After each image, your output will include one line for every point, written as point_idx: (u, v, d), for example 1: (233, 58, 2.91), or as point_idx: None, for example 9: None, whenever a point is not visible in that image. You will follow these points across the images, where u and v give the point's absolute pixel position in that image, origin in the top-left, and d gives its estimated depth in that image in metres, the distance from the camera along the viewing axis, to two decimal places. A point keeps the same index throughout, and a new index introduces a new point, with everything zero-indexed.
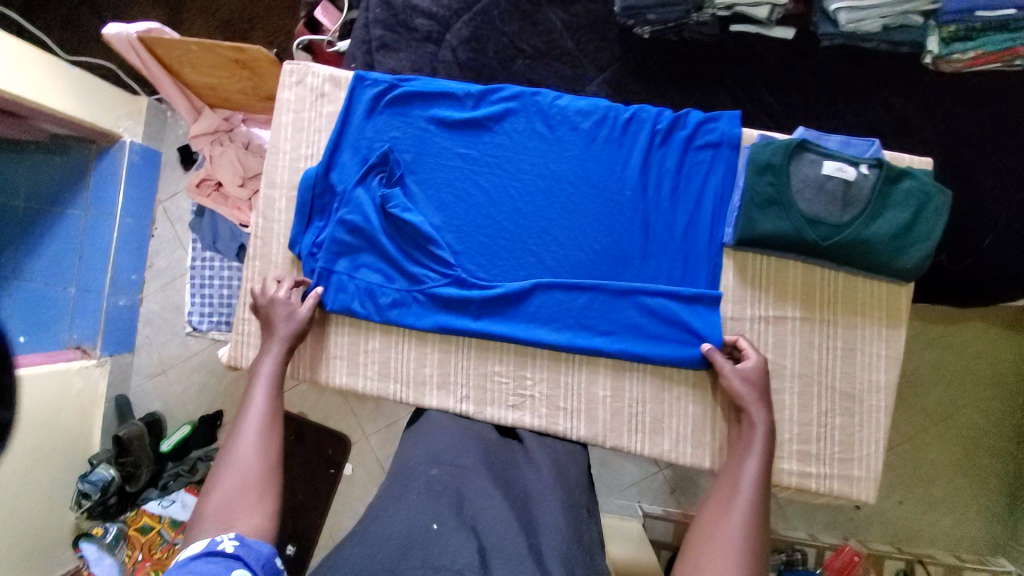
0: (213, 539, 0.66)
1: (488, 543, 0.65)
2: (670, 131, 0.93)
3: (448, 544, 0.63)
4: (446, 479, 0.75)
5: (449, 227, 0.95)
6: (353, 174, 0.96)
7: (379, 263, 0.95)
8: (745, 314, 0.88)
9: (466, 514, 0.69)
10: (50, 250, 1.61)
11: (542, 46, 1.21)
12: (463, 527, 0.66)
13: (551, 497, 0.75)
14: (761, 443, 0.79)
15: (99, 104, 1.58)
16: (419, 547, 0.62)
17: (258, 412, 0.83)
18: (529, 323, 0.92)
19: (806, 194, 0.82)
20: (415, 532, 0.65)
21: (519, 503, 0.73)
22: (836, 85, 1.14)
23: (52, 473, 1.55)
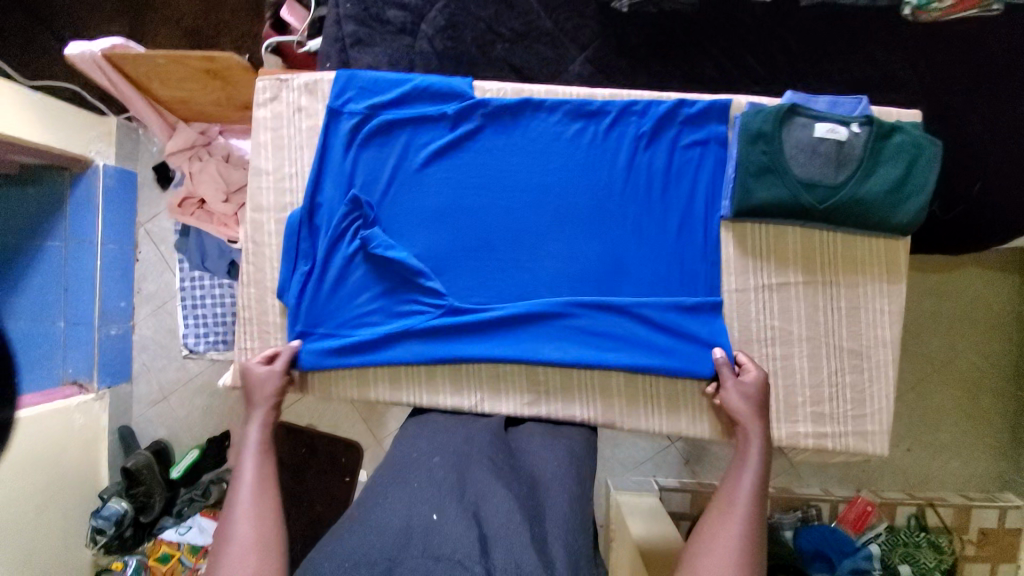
0: None
1: (490, 531, 0.62)
2: (656, 131, 0.86)
3: (449, 533, 0.61)
4: (450, 466, 0.73)
5: (438, 256, 0.89)
6: (337, 209, 0.90)
7: (373, 301, 0.90)
8: (749, 284, 0.86)
9: (468, 498, 0.67)
10: (35, 285, 1.57)
11: (520, 28, 1.18)
12: (463, 514, 0.64)
13: (558, 488, 0.73)
14: (754, 451, 0.74)
15: (66, 128, 1.53)
16: (418, 539, 0.61)
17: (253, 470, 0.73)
18: (532, 344, 0.88)
19: (801, 159, 0.80)
20: (415, 527, 0.62)
21: (524, 489, 0.71)
22: (819, 44, 1.13)
23: (64, 511, 1.54)
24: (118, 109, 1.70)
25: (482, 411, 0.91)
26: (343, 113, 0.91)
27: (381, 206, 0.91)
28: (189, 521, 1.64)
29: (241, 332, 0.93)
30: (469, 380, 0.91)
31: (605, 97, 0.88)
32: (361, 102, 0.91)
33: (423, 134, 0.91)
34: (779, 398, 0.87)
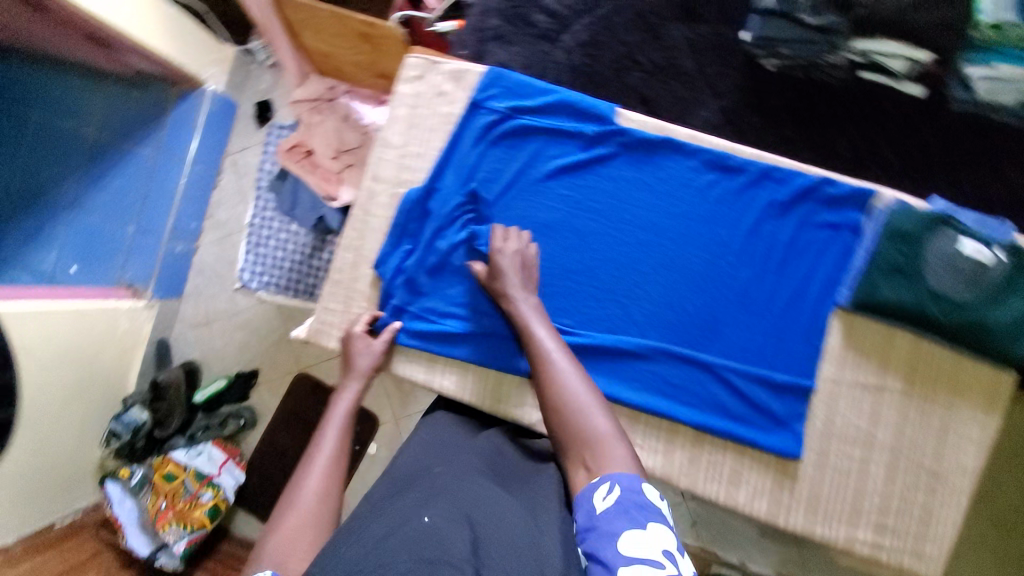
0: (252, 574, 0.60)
1: (481, 534, 0.61)
2: (793, 201, 0.83)
3: (441, 534, 0.59)
4: (448, 475, 0.72)
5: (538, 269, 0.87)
6: (454, 199, 0.89)
7: (461, 295, 0.89)
8: (842, 377, 0.79)
9: (463, 504, 0.65)
10: (114, 185, 1.64)
11: (660, 62, 1.17)
12: (457, 516, 0.63)
13: (555, 503, 0.70)
14: (541, 335, 0.76)
15: (190, 48, 1.58)
16: (411, 537, 0.59)
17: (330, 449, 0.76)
18: (604, 378, 0.82)
19: (937, 270, 0.77)
20: (408, 524, 0.61)
21: (522, 498, 0.71)
22: (962, 152, 1.08)
23: (88, 405, 1.54)
24: (238, 40, 1.75)
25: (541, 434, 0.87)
26: (482, 108, 0.91)
27: (495, 206, 0.90)
28: (199, 447, 1.63)
29: (327, 292, 0.93)
30: (532, 401, 0.88)
31: (746, 156, 0.85)
32: (503, 101, 0.91)
33: (555, 147, 0.90)
34: (846, 499, 0.78)
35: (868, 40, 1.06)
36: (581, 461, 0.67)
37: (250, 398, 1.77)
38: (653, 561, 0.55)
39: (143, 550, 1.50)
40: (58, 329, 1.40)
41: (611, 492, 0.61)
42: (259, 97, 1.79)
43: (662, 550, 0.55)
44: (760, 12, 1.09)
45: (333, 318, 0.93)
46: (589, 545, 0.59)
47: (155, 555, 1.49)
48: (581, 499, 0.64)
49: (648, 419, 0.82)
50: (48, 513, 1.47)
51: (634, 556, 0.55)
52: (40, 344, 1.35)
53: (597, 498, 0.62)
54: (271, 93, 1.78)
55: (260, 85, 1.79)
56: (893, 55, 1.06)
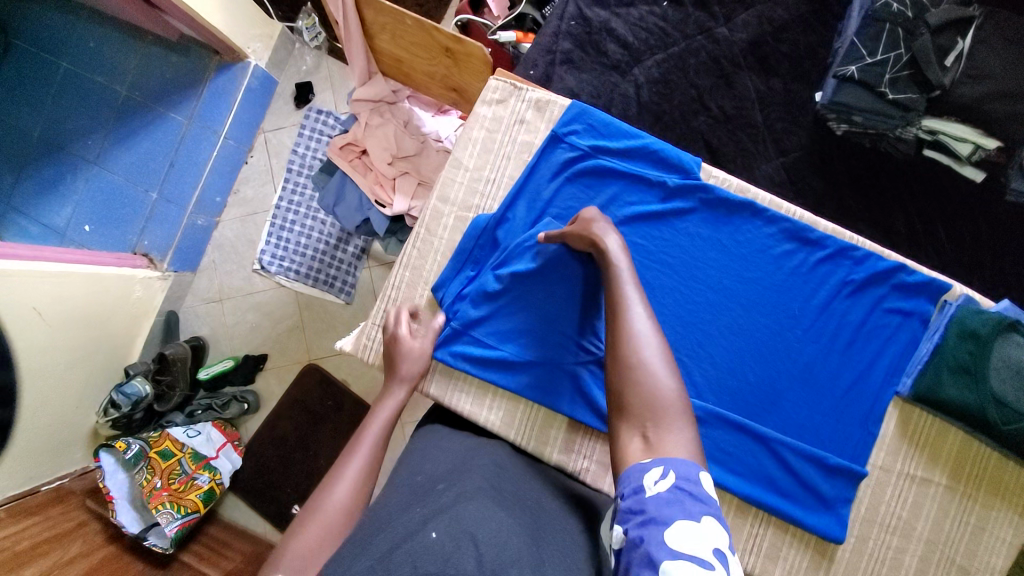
0: None
1: (487, 555, 0.55)
2: (865, 283, 0.84)
3: (446, 554, 0.53)
4: (454, 490, 0.67)
5: None
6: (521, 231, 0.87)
7: (520, 328, 0.87)
8: (893, 467, 0.83)
9: (466, 520, 0.59)
10: (140, 148, 1.57)
11: (730, 110, 1.16)
12: (461, 534, 0.57)
13: (564, 537, 0.67)
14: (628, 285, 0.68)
15: (236, 19, 1.50)
16: (415, 556, 0.53)
17: (362, 460, 0.72)
18: None
19: (1003, 373, 0.78)
20: (410, 543, 0.56)
21: (527, 519, 0.66)
22: (1011, 241, 1.08)
23: (90, 373, 1.47)
24: (285, 15, 1.69)
25: (584, 481, 0.87)
26: (563, 142, 0.89)
27: None
28: (198, 427, 1.58)
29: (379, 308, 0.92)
30: (580, 446, 0.88)
31: (825, 230, 0.86)
32: (585, 139, 0.89)
33: (634, 192, 0.88)
34: None
35: (938, 120, 1.05)
36: (639, 427, 0.59)
37: (255, 382, 1.73)
38: (703, 560, 0.47)
39: (133, 527, 1.41)
40: (67, 294, 1.34)
41: (665, 476, 0.53)
42: (301, 78, 1.74)
43: (712, 550, 0.48)
44: (838, 77, 1.05)
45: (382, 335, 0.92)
46: (632, 531, 0.51)
47: (144, 535, 1.40)
48: (630, 470, 0.56)
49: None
50: (37, 476, 1.37)
51: (683, 551, 0.48)
52: (51, 304, 1.30)
53: (648, 477, 0.54)
54: (313, 75, 1.73)
55: (303, 66, 1.74)
56: (963, 138, 1.05)
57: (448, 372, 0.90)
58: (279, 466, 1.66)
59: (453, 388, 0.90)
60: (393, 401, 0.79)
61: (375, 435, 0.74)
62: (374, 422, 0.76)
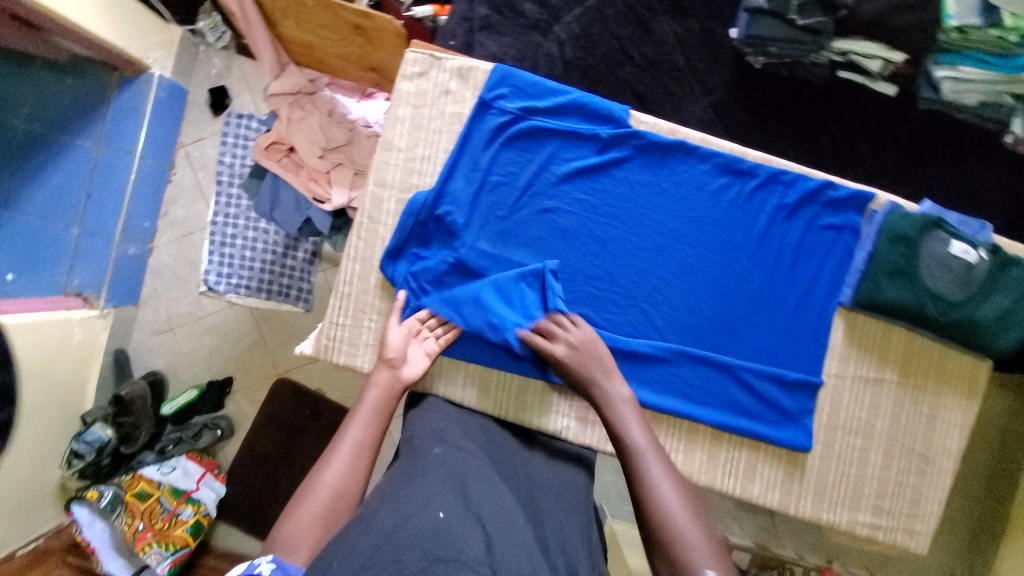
0: (251, 562, 0.59)
1: (493, 534, 0.60)
2: (798, 204, 0.88)
3: (457, 533, 0.57)
4: (449, 463, 0.71)
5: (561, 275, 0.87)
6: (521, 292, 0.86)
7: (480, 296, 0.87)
8: (848, 373, 0.89)
9: (471, 501, 0.64)
10: (52, 183, 1.42)
11: (653, 57, 1.16)
12: (467, 515, 0.61)
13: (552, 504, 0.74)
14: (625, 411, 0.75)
15: (126, 26, 1.38)
16: (426, 538, 0.56)
17: (353, 441, 0.73)
18: (634, 383, 0.87)
19: (934, 270, 0.83)
20: (418, 521, 0.59)
21: (522, 493, 0.72)
22: (925, 147, 1.14)
23: (44, 430, 1.37)
24: (183, 18, 1.55)
25: (565, 438, 0.89)
26: (492, 108, 0.88)
27: (512, 211, 0.88)
28: (173, 462, 1.53)
29: (335, 306, 0.89)
30: (558, 407, 0.89)
31: (755, 159, 0.88)
32: (514, 102, 0.88)
33: (569, 149, 0.88)
34: (848, 485, 0.89)
35: (847, 40, 1.10)
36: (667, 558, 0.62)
37: (226, 408, 1.66)
38: None
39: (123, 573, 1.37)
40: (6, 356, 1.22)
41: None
42: (214, 83, 1.63)
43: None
44: (749, 10, 1.08)
45: (343, 332, 0.89)
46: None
47: None
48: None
49: (675, 419, 0.88)
50: (10, 541, 1.31)
51: None
52: None
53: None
54: (224, 78, 1.63)
55: (213, 70, 1.63)
56: (871, 55, 1.09)
57: None
58: (265, 486, 1.61)
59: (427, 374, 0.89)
60: (381, 375, 0.80)
61: (365, 418, 0.75)
62: (365, 406, 0.76)
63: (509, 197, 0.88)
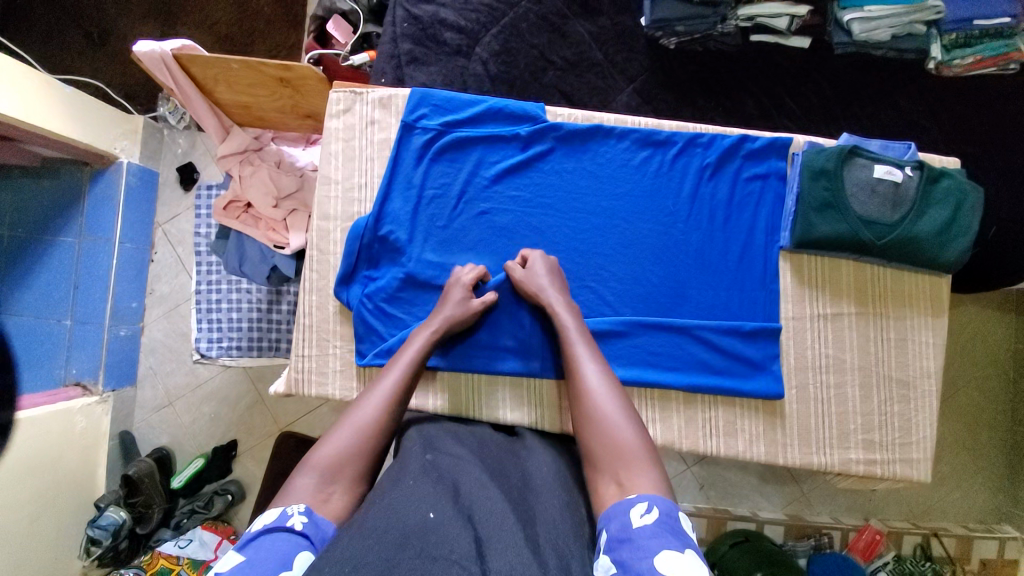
0: (283, 512, 0.58)
1: (484, 533, 0.57)
2: (720, 163, 0.92)
3: (448, 532, 0.56)
4: (441, 469, 0.68)
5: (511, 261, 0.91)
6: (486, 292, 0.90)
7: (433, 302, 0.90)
8: (805, 314, 0.90)
9: (463, 502, 0.61)
10: (40, 281, 1.45)
11: (572, 58, 1.20)
12: (458, 517, 0.58)
13: (545, 486, 0.70)
14: (559, 304, 0.81)
15: (93, 122, 1.42)
16: (416, 538, 0.55)
17: (367, 420, 0.70)
18: None
19: (861, 196, 0.85)
20: (409, 524, 0.56)
21: (514, 492, 0.67)
22: (850, 89, 1.17)
23: (56, 527, 1.34)
24: (145, 108, 1.61)
25: (542, 428, 0.89)
26: (416, 128, 0.93)
27: (452, 219, 0.92)
28: (189, 534, 1.42)
29: (300, 339, 0.92)
30: (531, 398, 0.90)
31: (670, 129, 0.93)
32: (435, 119, 0.93)
33: (495, 152, 0.93)
34: (833, 424, 0.88)
35: (751, 5, 1.09)
36: (598, 446, 0.67)
37: (234, 471, 1.59)
38: None
39: None
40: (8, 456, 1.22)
41: (650, 510, 0.57)
42: (181, 161, 1.66)
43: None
44: None
45: (311, 363, 0.92)
46: (622, 556, 0.54)
47: None
48: (615, 512, 0.59)
49: (644, 389, 0.89)
50: None
51: None
52: None
53: (634, 512, 0.57)
54: (191, 154, 1.65)
55: (179, 149, 1.66)
56: (775, 14, 1.09)
57: (370, 373, 0.90)
58: None
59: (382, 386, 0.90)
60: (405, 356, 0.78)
61: (382, 399, 0.72)
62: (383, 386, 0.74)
63: (448, 203, 0.92)
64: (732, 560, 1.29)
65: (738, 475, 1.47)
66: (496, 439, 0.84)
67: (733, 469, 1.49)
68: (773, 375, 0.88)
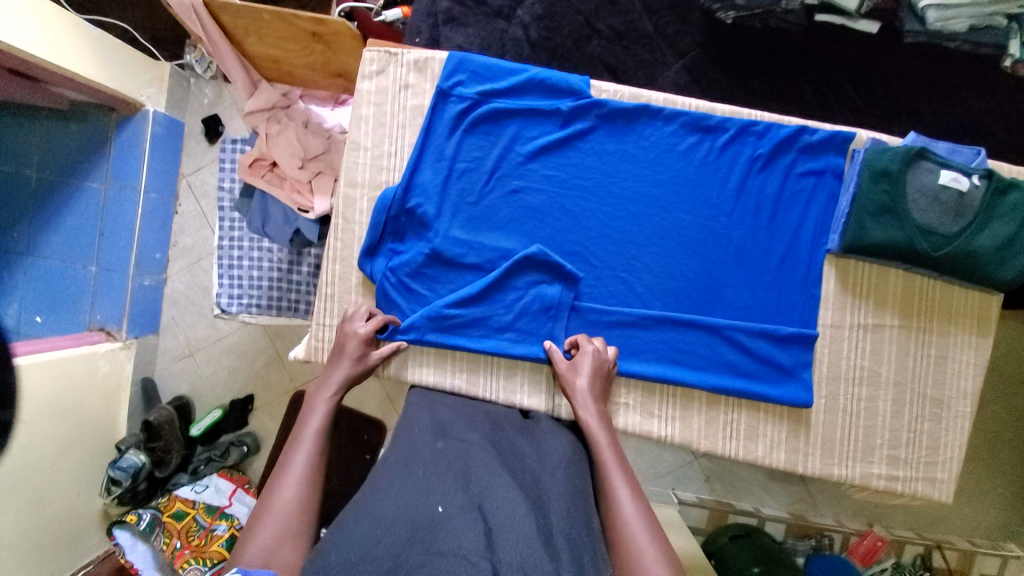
0: None
1: (495, 523, 0.55)
2: (772, 155, 0.86)
3: (455, 526, 0.54)
4: (452, 454, 0.66)
5: (541, 241, 0.88)
6: (517, 263, 0.86)
7: (460, 277, 0.88)
8: (844, 322, 0.86)
9: (473, 490, 0.60)
10: (67, 225, 1.46)
11: (620, 27, 1.12)
12: (469, 505, 0.57)
13: (560, 473, 0.68)
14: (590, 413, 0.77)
15: (121, 67, 1.39)
16: (424, 533, 0.54)
17: (302, 464, 0.70)
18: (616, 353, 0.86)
19: (922, 203, 0.79)
20: (417, 517, 0.56)
21: (527, 479, 0.65)
22: (917, 81, 1.07)
23: (81, 465, 1.40)
24: (171, 54, 1.57)
25: (560, 415, 0.88)
26: (451, 96, 0.88)
27: (483, 196, 0.88)
28: (204, 481, 1.48)
29: (321, 308, 0.91)
30: (551, 385, 0.88)
31: (723, 114, 0.87)
32: (472, 87, 0.88)
33: (533, 127, 0.89)
34: (859, 437, 0.86)
35: None
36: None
37: (249, 425, 1.62)
38: None
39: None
40: (37, 396, 1.25)
41: None
42: (207, 113, 1.63)
43: None
44: None
45: (331, 333, 0.91)
46: None
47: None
48: None
49: (666, 386, 0.86)
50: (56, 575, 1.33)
51: None
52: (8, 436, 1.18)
53: None
54: (217, 106, 1.62)
55: (206, 100, 1.63)
56: None
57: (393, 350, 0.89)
58: None
59: (404, 359, 0.89)
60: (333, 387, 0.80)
61: (313, 442, 0.73)
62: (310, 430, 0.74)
63: (480, 179, 0.88)
64: (730, 554, 1.30)
65: (746, 470, 1.46)
66: (514, 421, 0.83)
67: (740, 463, 1.48)
68: (803, 384, 0.85)
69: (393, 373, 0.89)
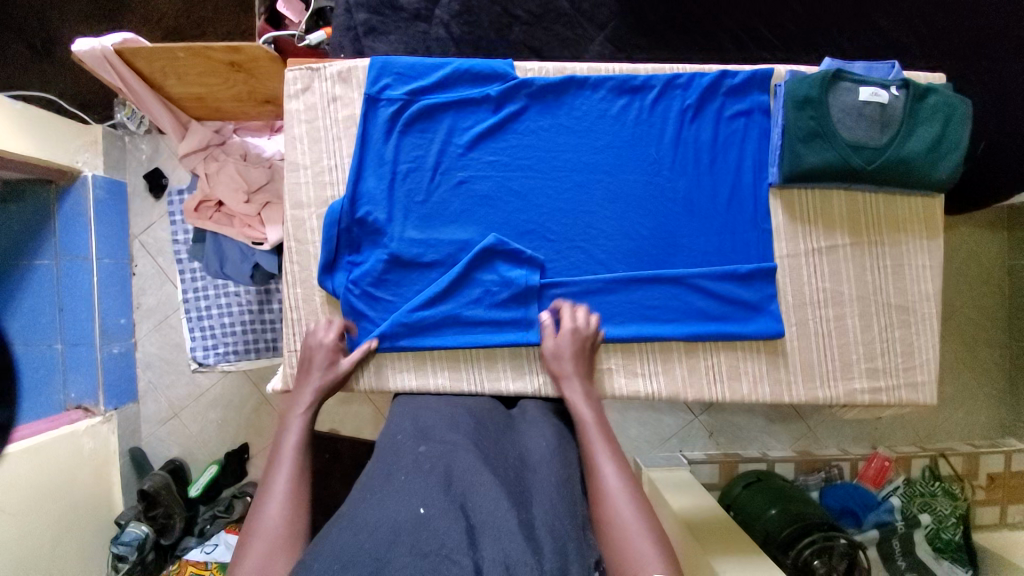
0: None
1: (477, 521, 0.56)
2: (701, 103, 0.88)
3: (440, 526, 0.54)
4: (435, 456, 0.65)
5: (496, 227, 0.88)
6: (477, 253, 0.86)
7: (421, 278, 0.88)
8: (800, 249, 0.88)
9: (456, 490, 0.60)
10: (25, 304, 1.43)
11: (537, 10, 1.13)
12: (452, 506, 0.57)
13: (545, 467, 0.68)
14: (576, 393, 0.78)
15: (50, 137, 1.36)
16: (407, 534, 0.53)
17: (288, 477, 0.70)
18: None
19: (848, 121, 0.82)
20: (400, 518, 0.55)
21: (510, 475, 0.65)
22: (827, 12, 1.11)
23: (81, 546, 1.35)
24: (103, 116, 1.54)
25: (545, 394, 0.88)
26: (381, 100, 0.88)
27: (431, 193, 0.89)
28: (214, 539, 1.42)
29: (289, 334, 0.90)
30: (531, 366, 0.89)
31: (647, 72, 0.89)
32: (400, 89, 0.89)
33: (467, 117, 0.89)
34: (836, 356, 0.88)
35: None
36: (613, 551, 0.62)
37: (249, 473, 1.59)
38: None
39: None
40: (20, 484, 1.20)
41: None
42: (148, 168, 1.59)
43: None
44: None
45: None
46: None
47: None
48: None
49: (644, 343, 0.88)
50: None
51: None
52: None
53: None
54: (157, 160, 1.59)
55: (143, 155, 1.59)
56: None
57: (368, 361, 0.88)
58: None
59: (381, 367, 0.89)
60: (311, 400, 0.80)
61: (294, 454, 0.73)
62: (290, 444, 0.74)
63: (424, 177, 0.89)
64: (746, 501, 1.32)
65: (747, 418, 1.48)
66: (498, 412, 0.83)
67: (740, 413, 1.50)
68: (772, 316, 0.87)
69: (372, 386, 0.89)
